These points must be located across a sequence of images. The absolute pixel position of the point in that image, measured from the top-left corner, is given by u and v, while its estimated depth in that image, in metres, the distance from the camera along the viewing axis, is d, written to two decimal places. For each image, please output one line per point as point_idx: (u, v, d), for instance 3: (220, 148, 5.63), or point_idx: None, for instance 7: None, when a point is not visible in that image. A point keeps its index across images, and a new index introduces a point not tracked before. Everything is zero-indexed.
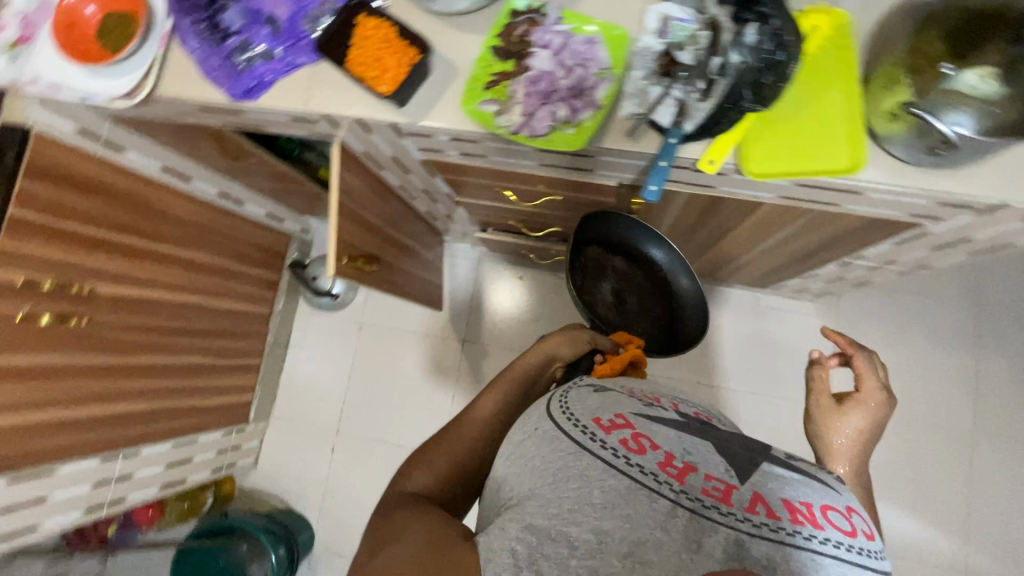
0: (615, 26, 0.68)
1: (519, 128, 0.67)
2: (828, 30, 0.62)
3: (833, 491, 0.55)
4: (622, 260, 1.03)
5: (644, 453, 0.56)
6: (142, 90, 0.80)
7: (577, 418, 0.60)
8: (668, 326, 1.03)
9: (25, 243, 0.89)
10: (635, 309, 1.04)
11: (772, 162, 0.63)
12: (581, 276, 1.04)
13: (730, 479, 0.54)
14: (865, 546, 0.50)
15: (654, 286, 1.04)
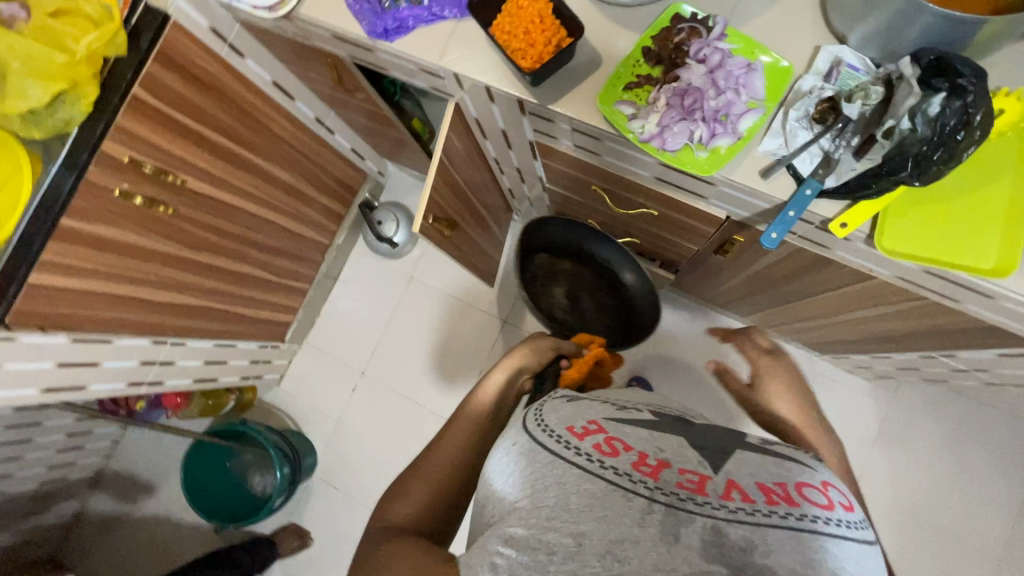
0: (783, 59, 0.64)
1: (650, 138, 0.65)
2: (1017, 118, 0.58)
3: (809, 469, 0.52)
4: (573, 261, 1.20)
5: (617, 456, 0.50)
6: (284, 6, 0.80)
7: (551, 428, 0.54)
8: (624, 318, 1.18)
9: (139, 123, 0.91)
10: (591, 308, 1.21)
11: (911, 243, 0.59)
12: (539, 284, 1.24)
13: (704, 470, 0.50)
14: (849, 519, 0.47)
15: (608, 281, 1.18)
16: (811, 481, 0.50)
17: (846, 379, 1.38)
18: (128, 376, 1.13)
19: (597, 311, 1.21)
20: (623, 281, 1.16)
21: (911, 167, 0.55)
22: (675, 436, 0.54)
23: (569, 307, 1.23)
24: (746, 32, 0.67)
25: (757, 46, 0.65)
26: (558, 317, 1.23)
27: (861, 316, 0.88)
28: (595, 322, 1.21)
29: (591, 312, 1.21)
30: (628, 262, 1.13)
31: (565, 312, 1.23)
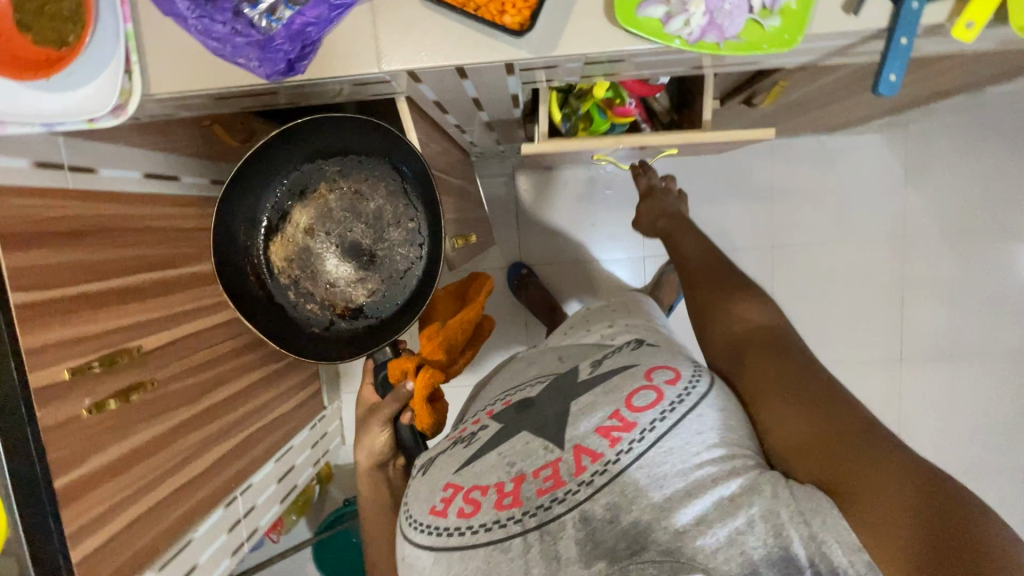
0: None
1: (702, 35, 0.50)
2: None
3: (632, 369, 0.59)
4: (298, 215, 0.83)
5: (480, 509, 0.54)
6: (130, 96, 0.54)
7: (420, 521, 0.56)
8: (409, 201, 0.82)
9: (48, 330, 0.69)
10: (374, 239, 0.84)
11: None
12: (312, 292, 0.85)
13: (550, 456, 0.55)
14: (673, 397, 0.54)
15: (353, 182, 0.83)
16: (636, 389, 0.56)
17: (857, 142, 1.35)
18: (227, 549, 1.03)
19: (382, 228, 0.84)
20: (371, 166, 0.82)
21: None
22: (521, 433, 0.58)
23: (359, 261, 0.85)
24: None
25: None
26: (365, 293, 0.85)
27: (922, 86, 0.79)
28: (394, 244, 0.84)
29: (380, 237, 0.84)
30: (339, 143, 0.80)
31: (365, 277, 0.85)
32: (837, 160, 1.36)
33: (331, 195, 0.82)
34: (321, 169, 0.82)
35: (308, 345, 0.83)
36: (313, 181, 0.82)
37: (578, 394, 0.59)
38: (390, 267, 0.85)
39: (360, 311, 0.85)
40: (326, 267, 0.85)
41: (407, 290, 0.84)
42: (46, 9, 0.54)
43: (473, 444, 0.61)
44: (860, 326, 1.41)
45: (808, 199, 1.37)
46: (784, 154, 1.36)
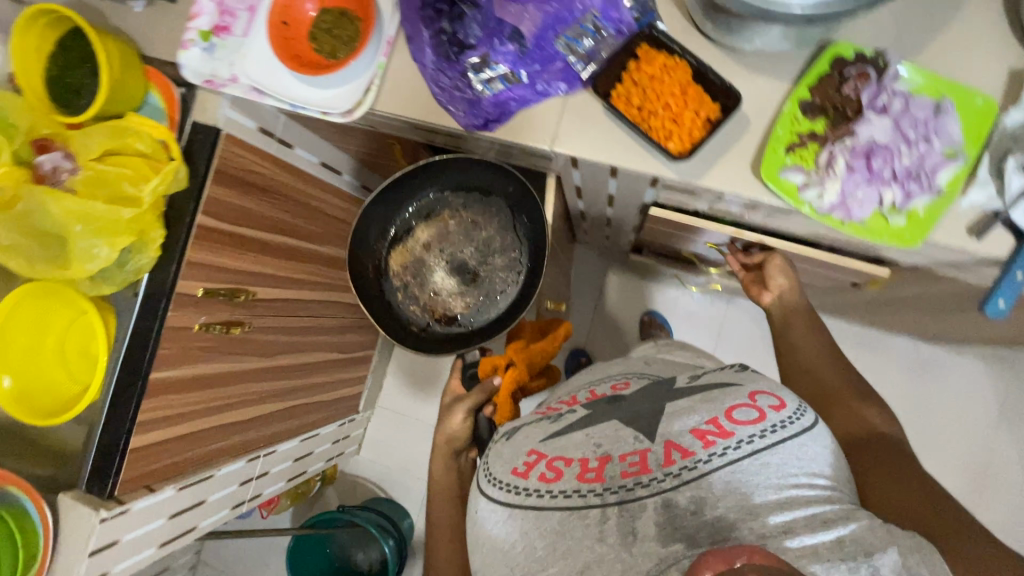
0: (977, 94, 0.55)
1: (832, 209, 0.57)
2: None
3: (735, 387, 0.60)
4: (419, 231, 0.92)
5: (562, 477, 0.58)
6: (361, 107, 0.70)
7: (500, 478, 0.61)
8: (518, 234, 0.89)
9: (206, 251, 0.83)
10: (481, 259, 0.91)
11: None
12: (417, 295, 0.93)
13: (640, 444, 0.58)
14: (775, 421, 0.56)
15: (471, 212, 0.90)
16: (737, 403, 0.58)
17: (955, 361, 1.31)
18: (230, 500, 1.07)
19: (489, 252, 0.91)
20: (490, 199, 0.89)
21: None
22: (610, 421, 0.62)
23: (463, 279, 0.92)
24: (922, 66, 0.57)
25: (945, 80, 0.56)
26: (463, 306, 0.92)
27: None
28: (497, 269, 0.91)
29: (485, 260, 0.91)
30: (468, 179, 0.88)
31: (465, 292, 0.91)
32: (928, 371, 1.32)
33: (451, 219, 0.91)
34: (444, 195, 0.90)
35: (406, 340, 0.91)
36: (436, 203, 0.91)
37: (674, 399, 0.62)
38: (490, 288, 0.91)
39: (456, 320, 0.92)
40: (434, 274, 0.92)
41: (500, 310, 0.90)
42: (334, 30, 0.70)
43: (560, 422, 0.65)
44: None
45: (889, 398, 1.33)
46: (875, 345, 1.34)
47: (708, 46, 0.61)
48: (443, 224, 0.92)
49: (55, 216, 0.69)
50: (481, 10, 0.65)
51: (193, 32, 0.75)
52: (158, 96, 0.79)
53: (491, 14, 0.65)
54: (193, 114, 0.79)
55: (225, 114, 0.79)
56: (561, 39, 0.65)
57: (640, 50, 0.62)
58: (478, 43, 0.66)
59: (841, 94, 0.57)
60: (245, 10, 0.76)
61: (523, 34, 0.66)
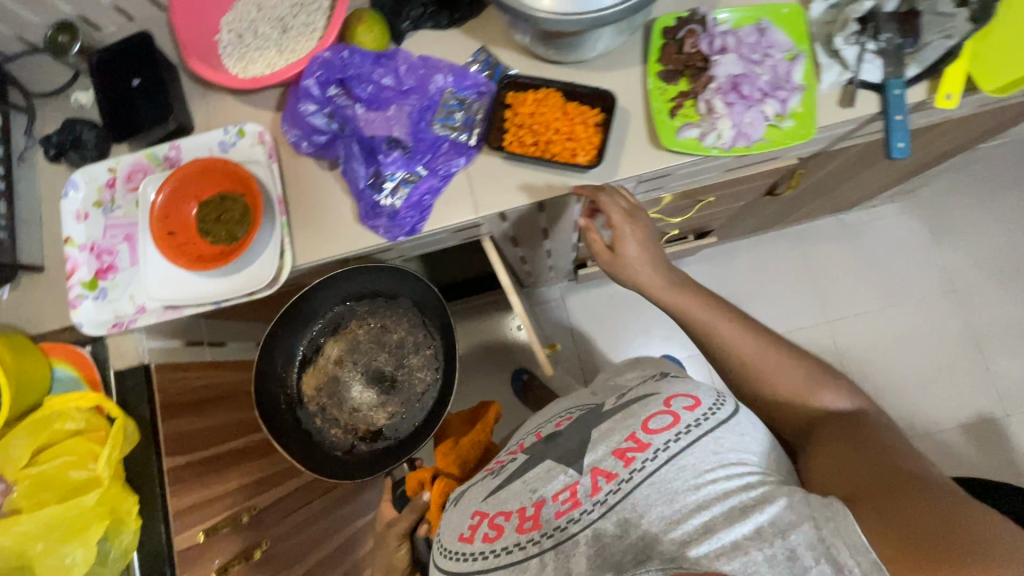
0: (782, 5, 0.64)
1: (734, 141, 0.63)
2: None
3: (652, 397, 0.63)
4: (329, 347, 0.89)
5: (502, 535, 0.61)
6: (283, 268, 0.68)
7: (449, 548, 0.64)
8: (428, 331, 0.90)
9: (189, 490, 0.73)
10: (397, 361, 0.91)
11: (1004, 74, 0.61)
12: (337, 417, 0.90)
13: (568, 480, 0.61)
14: (690, 421, 0.58)
15: (377, 318, 0.90)
16: (652, 413, 0.61)
17: (876, 214, 1.45)
18: None
19: (404, 355, 0.91)
20: (394, 301, 0.90)
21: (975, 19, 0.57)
22: (543, 461, 0.65)
23: (382, 388, 0.91)
24: (729, 4, 0.66)
25: (752, 8, 0.65)
26: (386, 417, 0.90)
27: (923, 156, 0.91)
28: (414, 369, 0.91)
29: (401, 364, 0.91)
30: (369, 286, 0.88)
31: (386, 402, 0.90)
32: (863, 234, 1.45)
33: (359, 329, 0.90)
34: (352, 307, 0.89)
35: (335, 471, 0.86)
36: (341, 319, 0.89)
37: (600, 423, 0.65)
38: (410, 391, 0.90)
39: (381, 434, 0.89)
40: (353, 387, 0.90)
41: (422, 413, 0.89)
42: (223, 215, 0.69)
43: (501, 475, 0.68)
44: (943, 381, 1.37)
45: (847, 272, 1.44)
46: (810, 236, 1.46)
47: (556, 69, 0.67)
48: (353, 334, 0.90)
49: (9, 545, 0.60)
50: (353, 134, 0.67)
51: (77, 286, 0.71)
52: (69, 366, 0.72)
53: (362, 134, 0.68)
54: (112, 361, 0.73)
55: (147, 346, 0.73)
56: (434, 124, 0.69)
57: (509, 98, 0.66)
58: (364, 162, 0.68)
59: (688, 53, 0.64)
60: (122, 243, 0.72)
61: (399, 138, 0.69)
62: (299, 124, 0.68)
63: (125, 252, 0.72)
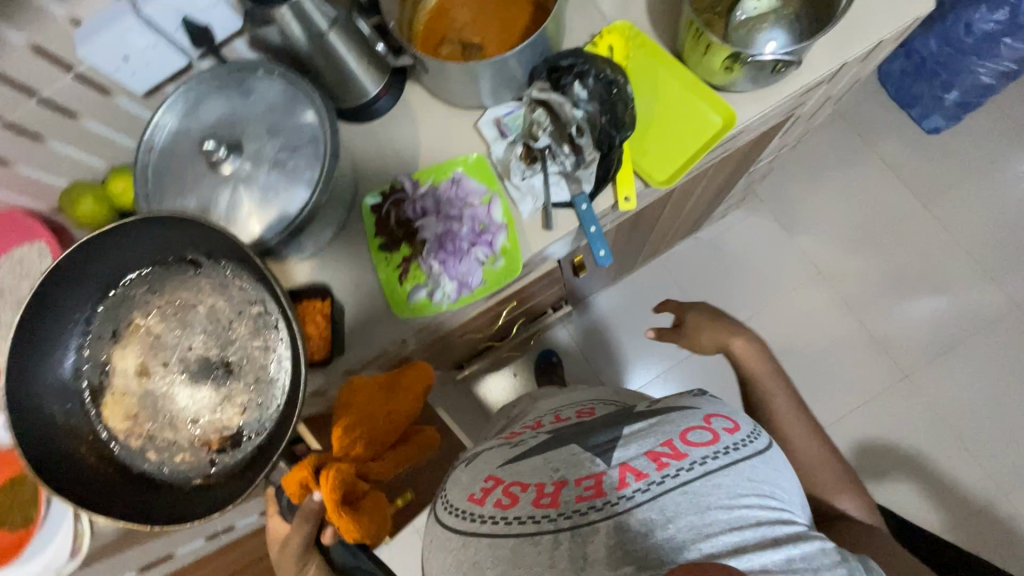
0: (468, 155, 0.70)
1: (458, 292, 0.66)
2: (622, 44, 0.68)
3: (690, 411, 0.57)
4: (119, 358, 0.59)
5: (518, 502, 0.52)
6: (81, 535, 0.69)
7: (455, 506, 0.56)
8: (242, 281, 0.59)
9: None
10: (223, 334, 0.59)
11: (669, 164, 0.67)
12: (177, 440, 0.58)
13: (594, 469, 0.53)
14: (728, 443, 0.53)
15: (168, 292, 0.60)
16: (692, 426, 0.55)
17: (727, 222, 1.52)
18: None
19: (227, 327, 0.60)
20: (183, 263, 0.59)
21: (615, 132, 0.63)
22: (568, 445, 0.57)
23: (217, 380, 0.59)
24: (425, 164, 0.72)
25: (441, 164, 0.70)
26: (240, 415, 0.58)
27: (700, 197, 0.97)
28: (249, 342, 0.59)
29: (227, 340, 0.59)
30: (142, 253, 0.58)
31: (229, 395, 0.58)
32: (722, 243, 1.52)
33: (145, 318, 0.59)
34: (128, 289, 0.59)
35: (195, 507, 0.54)
36: (116, 314, 0.59)
37: (630, 422, 0.58)
38: (254, 367, 0.58)
39: (240, 435, 0.57)
40: (183, 393, 0.59)
41: (282, 385, 0.57)
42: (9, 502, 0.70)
43: (520, 444, 0.62)
44: (838, 358, 1.41)
45: (721, 283, 1.49)
46: (677, 260, 1.52)
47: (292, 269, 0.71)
48: (152, 322, 0.60)
49: None
50: None
51: None
52: None
53: None
54: None
55: None
56: None
57: None
58: None
59: (397, 221, 0.69)
60: None
61: None
62: None
63: None
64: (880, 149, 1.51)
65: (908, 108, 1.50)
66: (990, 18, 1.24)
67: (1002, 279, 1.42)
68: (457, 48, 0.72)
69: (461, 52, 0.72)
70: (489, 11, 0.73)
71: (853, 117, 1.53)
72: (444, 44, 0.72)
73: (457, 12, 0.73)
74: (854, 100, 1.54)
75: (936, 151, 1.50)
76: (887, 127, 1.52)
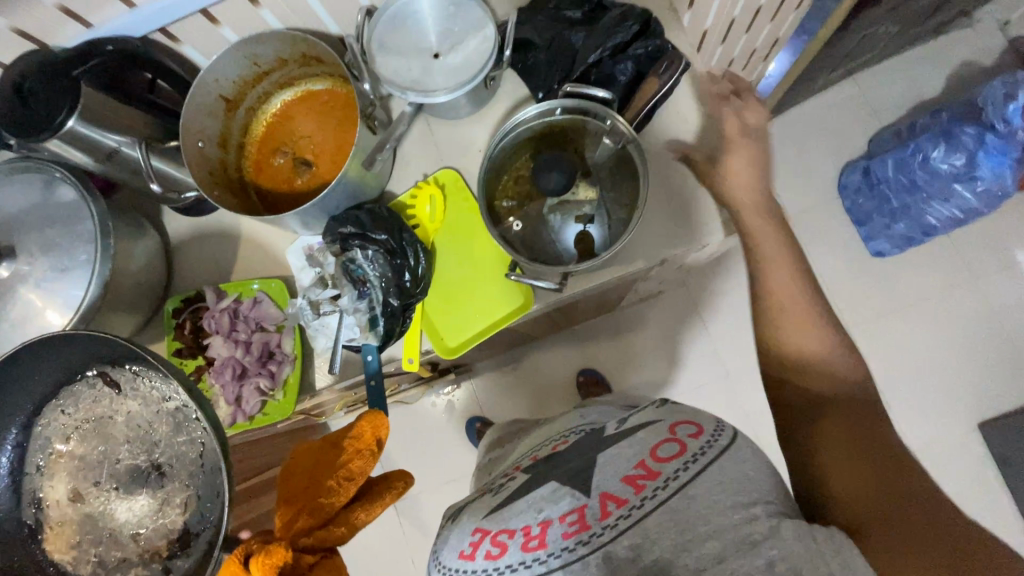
0: (272, 277, 0.69)
1: (233, 419, 0.67)
2: (442, 195, 0.67)
3: (654, 422, 0.54)
4: (47, 493, 0.60)
5: (506, 550, 0.48)
6: None
7: (446, 565, 0.51)
8: (154, 379, 0.60)
9: None
10: (149, 441, 0.61)
11: (464, 330, 0.66)
12: (125, 557, 0.59)
13: (575, 500, 0.49)
14: (697, 449, 0.49)
15: (85, 411, 0.61)
16: (657, 440, 0.51)
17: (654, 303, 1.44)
18: None
19: (149, 432, 0.61)
20: (98, 377, 0.60)
21: (399, 296, 0.62)
22: (547, 480, 0.52)
23: (150, 487, 0.60)
24: (238, 274, 0.71)
25: (249, 281, 0.69)
26: (181, 514, 0.59)
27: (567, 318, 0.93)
28: (173, 438, 0.60)
29: (153, 444, 0.61)
30: (48, 375, 0.59)
31: (165, 500, 0.59)
32: (644, 325, 1.44)
33: (67, 441, 0.60)
34: (46, 416, 0.60)
35: None
36: (37, 447, 0.60)
37: (602, 449, 0.53)
38: (184, 464, 0.59)
39: (189, 535, 0.58)
40: (127, 504, 0.60)
41: (211, 474, 0.58)
42: None
43: (501, 492, 0.56)
44: None
45: (633, 366, 1.43)
46: (594, 334, 1.45)
47: None
48: (85, 441, 0.61)
49: None
50: None
51: None
52: None
53: None
54: None
55: None
56: None
57: None
58: None
59: (193, 332, 0.69)
60: None
61: None
62: None
63: None
64: (831, 257, 1.40)
65: (859, 226, 1.38)
66: (947, 160, 1.20)
67: (931, 421, 1.31)
68: (290, 160, 0.70)
69: (292, 166, 0.69)
70: (326, 127, 0.69)
71: (808, 218, 1.42)
72: (280, 154, 0.70)
73: (297, 122, 0.70)
74: (812, 201, 1.43)
75: (881, 277, 1.38)
76: (843, 234, 1.40)
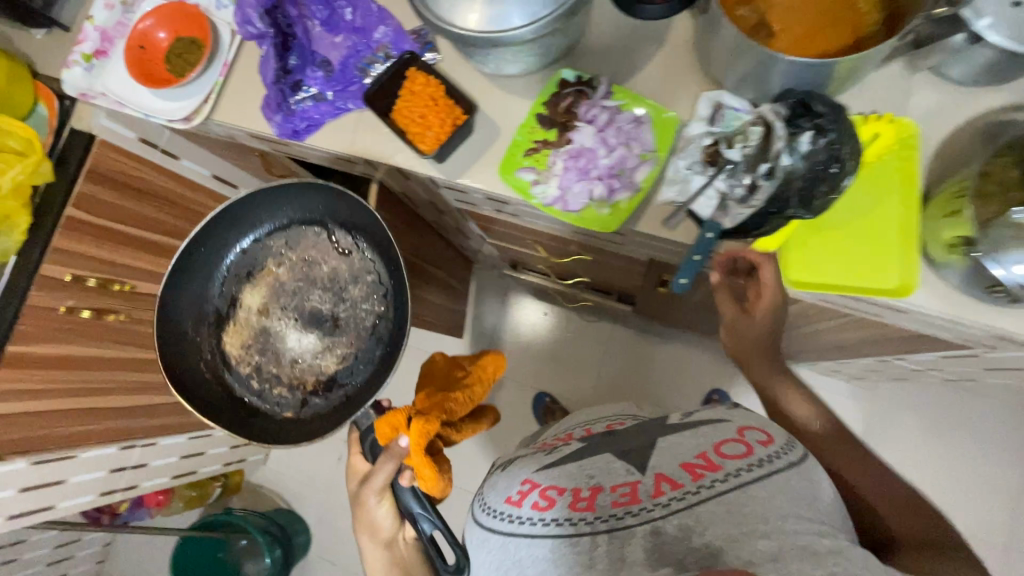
0: (666, 110, 0.69)
1: (553, 202, 0.70)
2: (891, 138, 0.63)
3: (723, 424, 0.62)
4: (248, 298, 0.81)
5: (554, 505, 0.58)
6: (199, 115, 0.81)
7: (495, 509, 0.62)
8: (364, 256, 0.80)
9: (69, 241, 0.87)
10: (332, 296, 0.80)
11: (811, 274, 0.65)
12: (277, 374, 0.80)
13: (629, 477, 0.58)
14: (763, 455, 0.57)
15: (298, 252, 0.80)
16: (725, 440, 0.59)
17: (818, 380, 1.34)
18: (98, 487, 1.13)
19: (340, 288, 0.80)
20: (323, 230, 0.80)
21: (796, 202, 0.60)
22: (602, 455, 0.63)
23: (321, 331, 0.81)
24: (632, 86, 0.71)
25: (641, 97, 0.69)
26: (335, 363, 0.80)
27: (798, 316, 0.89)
28: (357, 302, 0.80)
29: (338, 300, 0.80)
30: (291, 211, 0.80)
31: (329, 345, 0.80)
32: None
33: (278, 269, 0.81)
34: (272, 241, 0.81)
35: (294, 432, 0.78)
36: (256, 262, 0.80)
37: (666, 434, 0.63)
38: (356, 327, 0.80)
39: (334, 382, 0.79)
40: (294, 333, 0.81)
41: (375, 346, 0.79)
42: (184, 54, 0.82)
43: (555, 454, 0.66)
44: None
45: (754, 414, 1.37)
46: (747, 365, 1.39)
47: (466, 69, 0.74)
48: (291, 273, 0.81)
49: None
50: (300, 45, 0.79)
51: (75, 54, 0.85)
52: (46, 107, 0.88)
53: (306, 48, 0.80)
54: (70, 121, 0.87)
55: (100, 123, 0.88)
56: (360, 65, 0.78)
57: (409, 72, 0.74)
58: (296, 68, 0.79)
59: (569, 111, 0.70)
60: (121, 38, 0.85)
61: (330, 62, 0.80)
62: (242, 10, 0.75)
63: (114, 44, 0.85)
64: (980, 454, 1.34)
65: None
66: None
67: None
68: (751, 17, 0.59)
69: (752, 25, 0.58)
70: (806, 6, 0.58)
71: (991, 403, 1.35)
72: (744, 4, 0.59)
73: None
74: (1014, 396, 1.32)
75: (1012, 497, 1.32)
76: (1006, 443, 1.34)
